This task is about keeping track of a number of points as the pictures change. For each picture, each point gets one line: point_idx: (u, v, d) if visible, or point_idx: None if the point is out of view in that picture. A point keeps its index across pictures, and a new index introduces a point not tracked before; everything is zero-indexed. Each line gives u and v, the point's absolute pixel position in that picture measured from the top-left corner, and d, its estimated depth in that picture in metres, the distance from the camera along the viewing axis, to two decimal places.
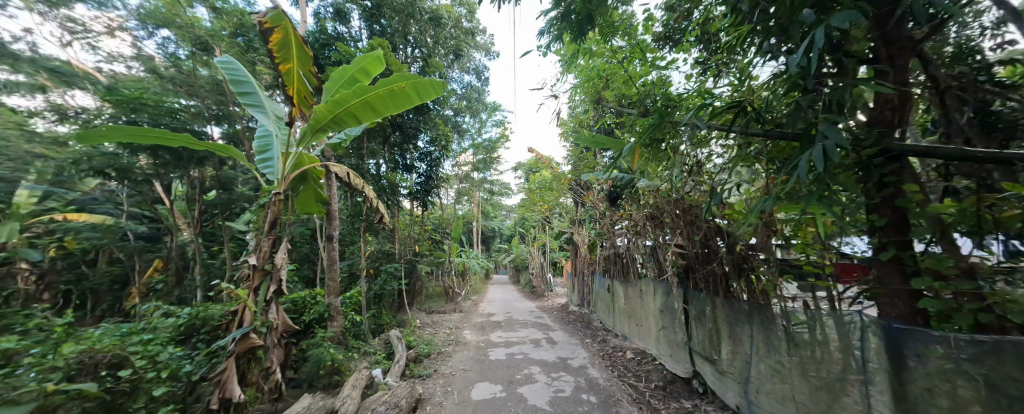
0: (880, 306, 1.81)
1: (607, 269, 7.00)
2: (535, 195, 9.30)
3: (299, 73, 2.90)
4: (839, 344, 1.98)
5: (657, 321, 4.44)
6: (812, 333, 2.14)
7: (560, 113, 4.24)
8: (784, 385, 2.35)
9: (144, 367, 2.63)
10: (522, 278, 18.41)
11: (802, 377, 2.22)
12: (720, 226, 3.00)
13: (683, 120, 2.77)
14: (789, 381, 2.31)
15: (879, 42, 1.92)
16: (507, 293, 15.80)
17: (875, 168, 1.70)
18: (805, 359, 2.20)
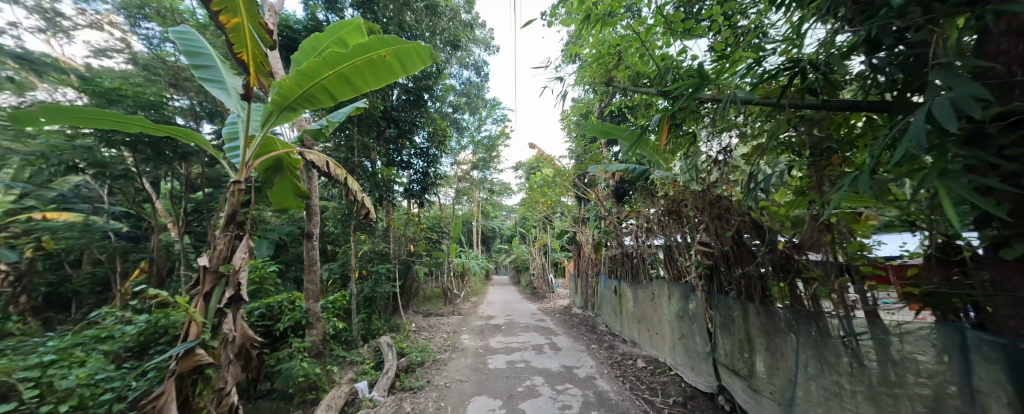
0: (999, 321, 1.40)
1: (613, 271, 6.62)
2: (536, 193, 8.90)
3: (250, 30, 2.58)
4: (937, 370, 1.65)
5: (673, 328, 4.07)
6: (885, 351, 1.87)
7: (564, 99, 3.84)
8: (844, 412, 2.06)
9: (35, 401, 2.20)
10: (522, 280, 18.02)
11: (871, 404, 1.93)
12: (756, 220, 2.62)
13: (709, 96, 2.37)
14: (853, 408, 2.02)
15: None
16: (506, 295, 15.40)
17: (991, 139, 1.27)
18: (875, 383, 1.92)
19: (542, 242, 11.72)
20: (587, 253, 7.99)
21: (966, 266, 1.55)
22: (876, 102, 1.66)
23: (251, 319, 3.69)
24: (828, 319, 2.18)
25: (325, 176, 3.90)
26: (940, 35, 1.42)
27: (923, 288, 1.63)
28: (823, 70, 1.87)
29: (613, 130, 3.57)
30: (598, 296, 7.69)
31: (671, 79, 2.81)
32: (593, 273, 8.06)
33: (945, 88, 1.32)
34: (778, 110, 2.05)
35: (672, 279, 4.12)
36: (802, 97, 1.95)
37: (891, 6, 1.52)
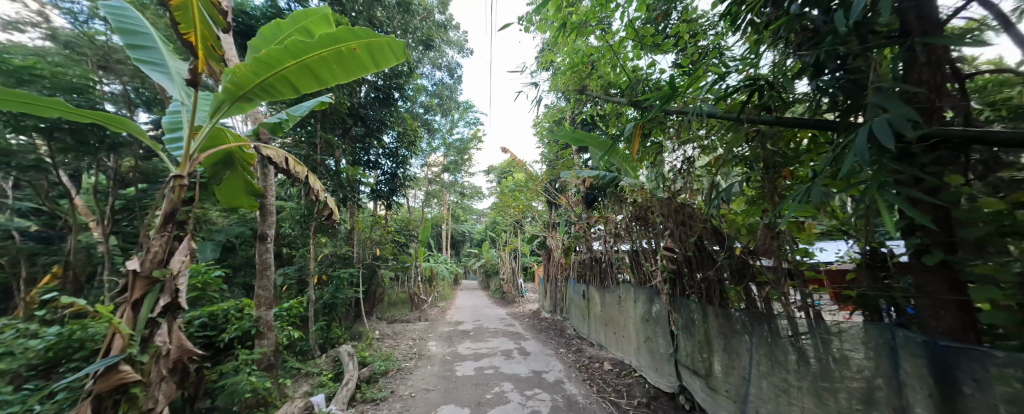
0: (922, 320, 1.55)
1: (581, 275, 6.75)
2: (508, 197, 8.91)
3: (199, 10, 2.40)
4: (871, 366, 1.79)
5: (638, 331, 4.20)
6: (828, 350, 2.02)
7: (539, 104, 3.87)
8: (791, 407, 2.22)
9: None
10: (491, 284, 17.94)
11: (815, 400, 2.08)
12: (717, 227, 2.77)
13: (675, 108, 2.49)
14: (800, 403, 2.17)
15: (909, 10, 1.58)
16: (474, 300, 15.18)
17: (918, 157, 1.41)
18: (819, 379, 2.07)
19: (511, 246, 11.73)
20: (557, 257, 8.10)
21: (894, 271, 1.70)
22: (826, 119, 1.80)
23: (190, 329, 3.28)
24: (778, 320, 2.33)
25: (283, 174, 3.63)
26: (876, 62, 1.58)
27: (858, 291, 1.78)
28: (776, 89, 2.03)
29: (586, 137, 3.64)
30: (567, 300, 7.80)
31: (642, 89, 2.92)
32: (562, 277, 8.17)
33: (881, 109, 1.46)
34: (736, 124, 2.19)
35: (638, 282, 4.25)
36: (760, 112, 2.09)
37: (837, 33, 1.67)
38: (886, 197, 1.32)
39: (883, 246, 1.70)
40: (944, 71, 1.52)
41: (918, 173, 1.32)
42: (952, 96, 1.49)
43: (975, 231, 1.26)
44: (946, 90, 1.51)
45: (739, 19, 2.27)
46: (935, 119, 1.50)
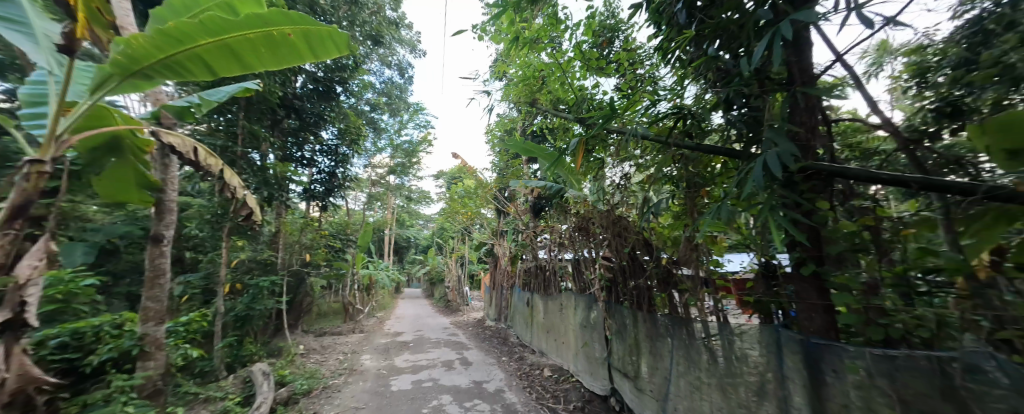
0: (800, 321, 1.85)
1: (527, 283, 6.88)
2: (456, 204, 8.82)
3: None
4: (764, 363, 2.05)
5: (577, 337, 4.38)
6: (730, 349, 2.29)
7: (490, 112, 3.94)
8: (702, 402, 2.47)
9: None
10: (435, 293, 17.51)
11: (720, 394, 2.35)
12: (648, 239, 3.03)
13: (615, 128, 2.70)
14: (709, 399, 2.42)
15: (795, 61, 1.93)
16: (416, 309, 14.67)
17: (798, 184, 1.70)
18: (724, 376, 2.33)
19: (457, 254, 11.56)
20: (504, 265, 8.16)
21: (780, 279, 2.02)
22: (733, 148, 2.09)
23: (41, 352, 2.71)
24: (694, 324, 2.59)
25: (189, 166, 3.26)
26: (773, 101, 1.89)
27: (755, 297, 2.05)
28: (697, 118, 2.32)
29: (535, 150, 3.78)
30: (511, 308, 7.87)
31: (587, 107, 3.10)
32: (508, 286, 8.25)
33: (773, 142, 1.73)
34: (665, 146, 2.44)
35: (579, 290, 4.46)
36: (684, 138, 2.35)
37: (744, 74, 1.97)
38: (776, 218, 1.56)
39: (774, 258, 1.98)
40: (819, 117, 1.88)
41: (799, 199, 1.59)
42: (824, 137, 1.84)
43: (837, 247, 1.56)
44: (817, 131, 1.86)
45: (671, 53, 2.55)
46: (811, 154, 1.83)
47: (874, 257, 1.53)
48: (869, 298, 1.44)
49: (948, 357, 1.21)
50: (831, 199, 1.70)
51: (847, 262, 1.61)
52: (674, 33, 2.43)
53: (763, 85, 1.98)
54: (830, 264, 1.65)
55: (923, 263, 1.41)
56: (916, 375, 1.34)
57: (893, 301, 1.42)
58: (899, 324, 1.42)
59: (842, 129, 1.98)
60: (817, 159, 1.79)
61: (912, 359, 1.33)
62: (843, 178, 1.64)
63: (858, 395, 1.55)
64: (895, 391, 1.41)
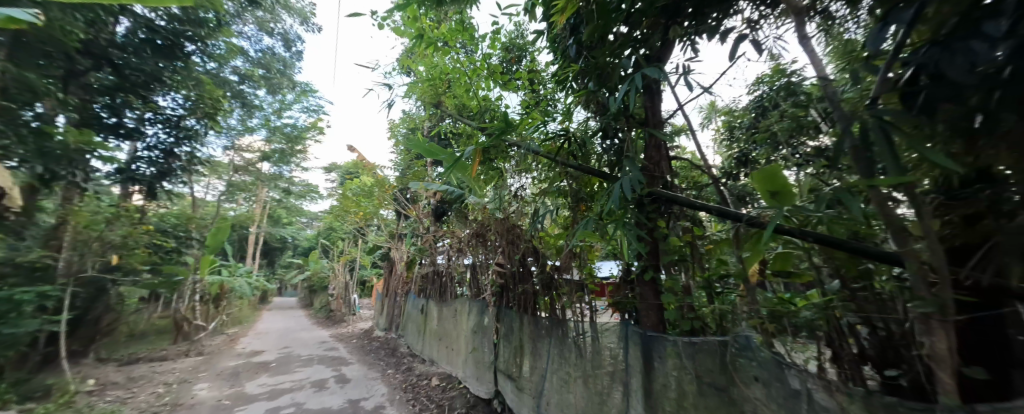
0: (640, 318, 2.37)
1: (421, 289, 6.68)
2: (348, 204, 8.11)
3: None
4: (614, 357, 2.43)
5: (467, 342, 4.43)
6: (592, 344, 2.63)
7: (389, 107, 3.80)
8: (568, 394, 2.75)
9: None
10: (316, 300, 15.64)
11: (582, 386, 2.64)
12: (535, 247, 3.31)
13: (514, 141, 2.89)
14: (574, 392, 2.70)
15: (649, 105, 2.61)
16: (284, 323, 12.76)
17: (646, 207, 2.27)
18: (586, 370, 2.63)
19: (344, 259, 10.52)
20: (399, 271, 7.77)
21: (629, 281, 2.48)
22: (604, 171, 2.54)
23: None
24: (567, 323, 2.89)
25: None
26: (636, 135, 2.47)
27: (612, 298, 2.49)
28: (581, 143, 2.75)
29: (438, 152, 3.70)
30: (403, 316, 7.51)
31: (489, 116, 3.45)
32: (401, 293, 7.86)
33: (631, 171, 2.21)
34: (555, 163, 2.73)
35: (472, 296, 4.53)
36: (569, 158, 2.73)
37: (615, 110, 2.49)
38: (626, 230, 2.02)
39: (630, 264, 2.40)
40: (664, 152, 2.53)
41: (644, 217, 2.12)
42: (667, 169, 2.48)
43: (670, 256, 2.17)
44: (662, 164, 2.50)
45: (565, 81, 2.94)
46: (658, 181, 2.45)
47: (689, 265, 2.21)
48: (681, 299, 2.04)
49: (726, 340, 1.69)
50: (666, 220, 2.30)
51: (673, 266, 2.24)
52: (570, 65, 2.81)
53: (628, 122, 2.54)
54: (665, 269, 2.26)
55: (722, 270, 2.08)
56: (706, 354, 1.81)
57: (700, 299, 2.10)
58: (705, 318, 2.04)
59: (683, 172, 2.84)
60: (659, 186, 2.43)
61: (705, 343, 1.81)
62: (673, 203, 2.24)
63: (675, 375, 1.98)
64: (696, 368, 1.87)
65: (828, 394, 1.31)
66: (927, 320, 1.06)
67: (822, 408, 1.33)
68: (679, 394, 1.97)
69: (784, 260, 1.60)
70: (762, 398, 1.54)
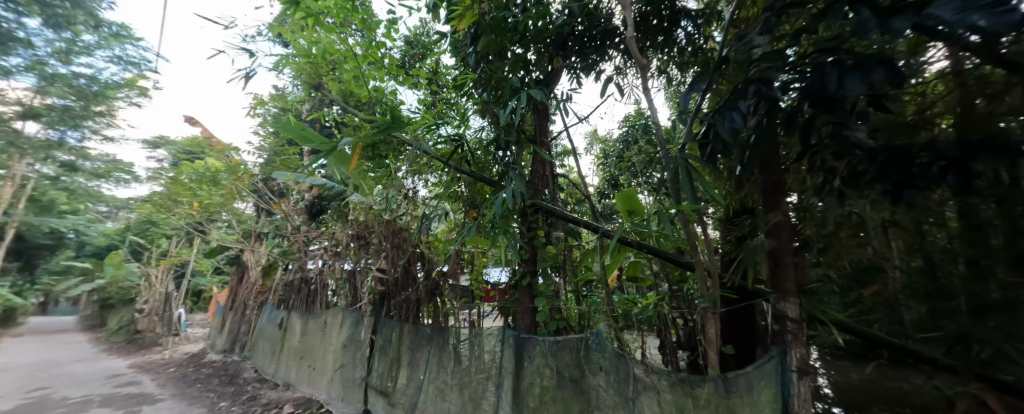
0: (518, 321, 2.81)
1: (286, 300, 6.12)
2: (187, 193, 6.59)
3: None
4: (491, 361, 2.79)
5: (335, 358, 4.30)
6: (472, 349, 2.94)
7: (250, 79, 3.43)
8: (444, 402, 3.01)
9: None
10: (123, 315, 12.00)
11: (457, 392, 2.94)
12: (422, 252, 3.35)
13: (407, 140, 2.93)
14: (448, 398, 3.00)
15: (537, 121, 2.96)
16: (64, 351, 9.42)
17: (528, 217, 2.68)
18: (463, 376, 2.94)
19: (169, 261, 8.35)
20: (255, 278, 7.15)
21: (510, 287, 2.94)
22: (492, 179, 2.79)
23: None
24: (449, 329, 3.13)
25: None
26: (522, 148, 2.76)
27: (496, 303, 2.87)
28: (475, 151, 2.94)
29: (315, 138, 3.35)
30: (256, 331, 6.91)
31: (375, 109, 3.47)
32: (258, 305, 7.10)
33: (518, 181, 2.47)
34: (448, 167, 2.86)
35: (347, 305, 4.33)
36: (462, 164, 2.88)
37: (505, 124, 2.76)
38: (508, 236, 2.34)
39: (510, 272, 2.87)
40: (549, 168, 2.96)
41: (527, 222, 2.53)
42: (550, 182, 2.93)
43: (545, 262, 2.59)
44: (543, 180, 2.90)
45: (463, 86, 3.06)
46: (540, 193, 2.84)
47: (559, 270, 2.69)
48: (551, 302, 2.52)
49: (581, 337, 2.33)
50: (544, 232, 2.75)
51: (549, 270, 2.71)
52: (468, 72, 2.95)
53: (517, 136, 2.80)
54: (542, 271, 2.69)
55: (584, 277, 2.62)
56: (567, 350, 2.41)
57: (566, 300, 2.66)
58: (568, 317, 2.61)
59: (565, 194, 3.34)
60: (541, 197, 2.83)
61: (568, 342, 2.41)
62: (551, 215, 2.68)
63: (539, 371, 2.51)
64: (559, 365, 2.43)
65: (646, 376, 2.01)
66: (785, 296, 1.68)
67: (642, 385, 2.03)
68: (542, 387, 2.48)
69: (635, 267, 2.41)
70: (603, 383, 2.21)
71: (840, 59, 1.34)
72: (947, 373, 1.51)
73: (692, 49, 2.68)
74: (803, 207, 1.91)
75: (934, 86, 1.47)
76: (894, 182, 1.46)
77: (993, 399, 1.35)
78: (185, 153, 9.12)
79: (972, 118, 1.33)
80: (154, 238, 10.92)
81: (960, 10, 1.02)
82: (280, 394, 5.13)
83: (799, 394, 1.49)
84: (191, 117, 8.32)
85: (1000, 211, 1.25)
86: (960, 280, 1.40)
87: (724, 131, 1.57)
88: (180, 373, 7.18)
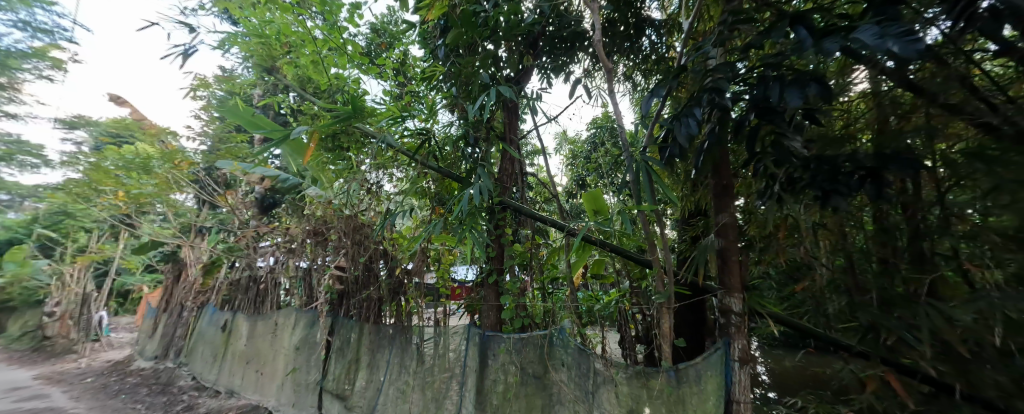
0: (484, 319, 2.81)
1: (231, 301, 5.66)
2: (112, 182, 5.87)
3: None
4: (455, 359, 2.77)
5: (286, 362, 4.05)
6: (435, 348, 2.91)
7: (190, 58, 3.13)
8: (405, 403, 2.95)
9: None
10: (27, 319, 10.48)
11: (419, 393, 2.90)
12: (385, 249, 3.26)
13: (371, 132, 2.84)
14: (410, 399, 2.93)
15: (507, 121, 2.96)
16: None
17: (496, 214, 2.69)
18: (425, 376, 2.90)
19: (88, 257, 7.42)
20: (194, 276, 6.58)
21: (476, 285, 2.95)
22: (460, 175, 2.79)
23: None
24: (412, 329, 3.07)
25: None
26: (492, 146, 2.76)
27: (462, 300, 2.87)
28: (444, 147, 2.91)
29: (269, 126, 3.23)
30: (194, 335, 6.33)
31: (335, 97, 3.38)
32: (197, 306, 6.50)
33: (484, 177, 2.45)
34: (415, 162, 2.81)
35: (302, 305, 4.10)
36: (428, 159, 2.84)
37: (475, 120, 2.74)
38: (474, 233, 2.33)
39: (477, 270, 2.90)
40: (517, 166, 2.97)
41: (494, 219, 2.53)
42: (518, 180, 2.96)
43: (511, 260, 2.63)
44: (512, 178, 2.93)
45: (432, 79, 3.00)
46: (508, 192, 2.87)
47: (526, 268, 2.73)
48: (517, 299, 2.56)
49: (545, 334, 2.37)
50: (511, 229, 2.79)
51: (516, 267, 2.73)
52: (437, 65, 2.89)
53: (486, 134, 2.79)
54: (509, 269, 2.71)
55: (551, 275, 2.68)
56: (531, 346, 2.45)
57: (532, 296, 2.68)
58: (534, 313, 2.67)
59: (534, 194, 3.39)
60: (509, 196, 2.86)
61: (531, 338, 2.45)
62: (519, 213, 2.70)
63: (503, 369, 2.53)
64: (523, 362, 2.46)
65: (605, 370, 2.10)
66: (730, 292, 1.81)
67: (601, 379, 2.11)
68: (505, 384, 2.51)
69: (599, 265, 2.50)
70: (565, 378, 2.28)
71: (781, 75, 1.47)
72: (859, 359, 1.70)
73: (655, 57, 2.82)
74: (750, 210, 2.12)
75: (859, 104, 1.76)
76: (822, 189, 1.59)
77: (895, 381, 1.55)
78: (109, 137, 8.12)
79: (883, 132, 1.60)
80: (69, 231, 9.63)
81: (879, 35, 1.15)
82: (221, 402, 4.73)
83: (739, 381, 1.66)
84: (118, 97, 7.42)
85: (905, 214, 1.55)
86: (874, 275, 1.65)
87: (681, 137, 1.67)
88: (99, 384, 6.39)
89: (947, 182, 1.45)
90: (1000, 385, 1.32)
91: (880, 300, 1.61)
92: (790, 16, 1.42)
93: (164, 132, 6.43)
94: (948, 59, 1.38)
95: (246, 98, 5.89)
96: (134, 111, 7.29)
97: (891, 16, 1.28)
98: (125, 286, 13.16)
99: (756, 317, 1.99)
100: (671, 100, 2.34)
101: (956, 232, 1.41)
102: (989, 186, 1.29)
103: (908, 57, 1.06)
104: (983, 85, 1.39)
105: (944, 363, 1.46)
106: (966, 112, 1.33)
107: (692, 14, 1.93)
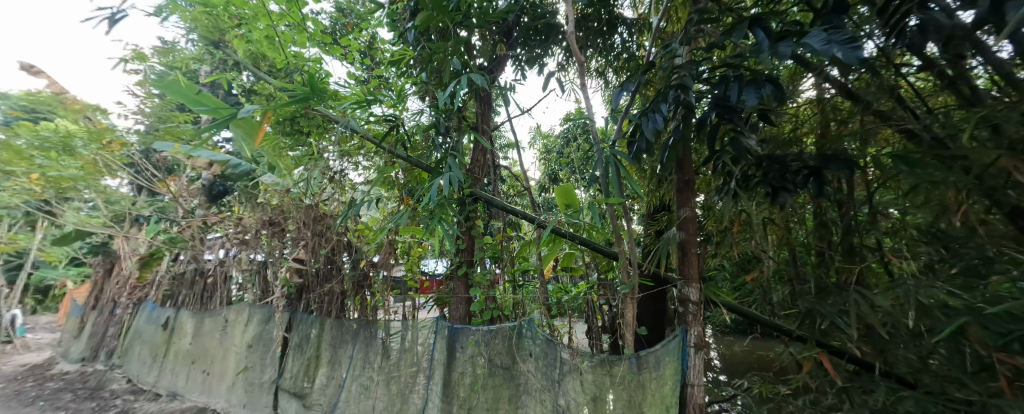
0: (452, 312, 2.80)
1: (175, 296, 5.23)
2: (25, 163, 5.12)
3: None
4: (423, 353, 2.72)
5: (237, 361, 3.81)
6: (401, 342, 2.84)
7: (118, 22, 2.77)
8: (369, 400, 2.87)
9: None
10: None
11: (384, 388, 2.83)
12: (350, 241, 3.14)
13: (333, 117, 2.70)
14: (374, 396, 2.86)
15: (479, 112, 2.91)
16: None
17: (468, 205, 2.65)
18: (391, 370, 2.83)
19: None
20: (130, 270, 5.98)
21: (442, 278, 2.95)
22: (430, 165, 2.70)
23: None
24: (377, 324, 2.99)
25: None
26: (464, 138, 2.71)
27: (433, 293, 2.87)
28: (411, 137, 2.82)
29: (216, 105, 2.93)
30: (130, 333, 5.77)
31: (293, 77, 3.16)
32: (133, 303, 5.93)
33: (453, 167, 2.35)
34: (382, 150, 2.72)
35: (256, 301, 3.86)
36: (397, 147, 2.75)
37: (446, 110, 2.70)
38: (443, 224, 2.28)
39: (441, 264, 2.92)
40: (490, 158, 2.97)
41: (465, 208, 2.49)
42: (489, 173, 2.94)
43: (484, 252, 2.66)
44: (483, 170, 2.90)
45: (401, 64, 2.89)
46: (480, 183, 2.86)
47: (497, 259, 2.75)
48: (489, 292, 2.60)
49: (515, 325, 2.37)
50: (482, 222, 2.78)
51: (488, 260, 2.75)
52: (406, 48, 2.79)
53: (458, 125, 2.75)
54: (478, 264, 2.73)
55: (522, 267, 2.72)
56: (500, 339, 2.45)
57: (502, 289, 2.70)
58: (503, 306, 2.68)
59: (507, 188, 3.42)
60: (481, 188, 2.85)
61: (500, 331, 2.45)
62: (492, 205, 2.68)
63: (472, 361, 2.51)
64: (491, 353, 2.47)
65: (571, 359, 2.15)
66: (689, 282, 1.91)
67: (567, 367, 2.16)
68: (472, 377, 2.50)
69: (569, 257, 2.53)
70: (533, 368, 2.31)
71: (740, 74, 1.53)
72: (797, 343, 1.84)
73: (626, 55, 2.90)
74: (707, 206, 2.23)
75: (805, 109, 1.88)
76: (772, 186, 1.70)
77: (828, 361, 1.69)
78: (22, 112, 7.12)
79: (826, 135, 1.74)
80: None
81: (826, 41, 1.23)
82: (162, 405, 4.38)
83: (694, 366, 1.78)
84: (31, 66, 6.48)
85: (839, 211, 1.69)
86: (812, 266, 1.79)
87: (648, 132, 1.69)
88: (12, 390, 5.67)
89: (875, 183, 1.62)
90: (909, 362, 1.50)
91: (817, 288, 1.75)
92: (749, 17, 1.47)
93: (92, 109, 5.74)
94: (881, 70, 1.52)
95: (192, 73, 5.38)
96: (53, 83, 6.40)
97: (836, 25, 1.37)
98: (44, 281, 11.74)
99: (710, 307, 2.05)
100: (638, 98, 2.41)
101: (880, 228, 1.56)
102: (910, 186, 1.43)
103: (850, 62, 1.14)
104: (908, 97, 1.55)
105: (867, 344, 1.61)
106: (893, 119, 1.50)
107: (661, 13, 1.97)
